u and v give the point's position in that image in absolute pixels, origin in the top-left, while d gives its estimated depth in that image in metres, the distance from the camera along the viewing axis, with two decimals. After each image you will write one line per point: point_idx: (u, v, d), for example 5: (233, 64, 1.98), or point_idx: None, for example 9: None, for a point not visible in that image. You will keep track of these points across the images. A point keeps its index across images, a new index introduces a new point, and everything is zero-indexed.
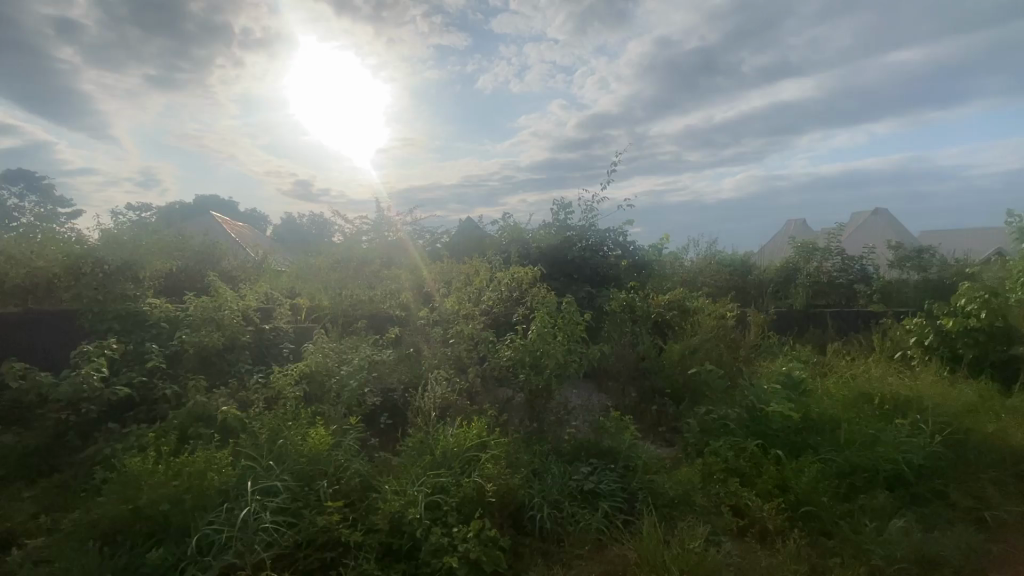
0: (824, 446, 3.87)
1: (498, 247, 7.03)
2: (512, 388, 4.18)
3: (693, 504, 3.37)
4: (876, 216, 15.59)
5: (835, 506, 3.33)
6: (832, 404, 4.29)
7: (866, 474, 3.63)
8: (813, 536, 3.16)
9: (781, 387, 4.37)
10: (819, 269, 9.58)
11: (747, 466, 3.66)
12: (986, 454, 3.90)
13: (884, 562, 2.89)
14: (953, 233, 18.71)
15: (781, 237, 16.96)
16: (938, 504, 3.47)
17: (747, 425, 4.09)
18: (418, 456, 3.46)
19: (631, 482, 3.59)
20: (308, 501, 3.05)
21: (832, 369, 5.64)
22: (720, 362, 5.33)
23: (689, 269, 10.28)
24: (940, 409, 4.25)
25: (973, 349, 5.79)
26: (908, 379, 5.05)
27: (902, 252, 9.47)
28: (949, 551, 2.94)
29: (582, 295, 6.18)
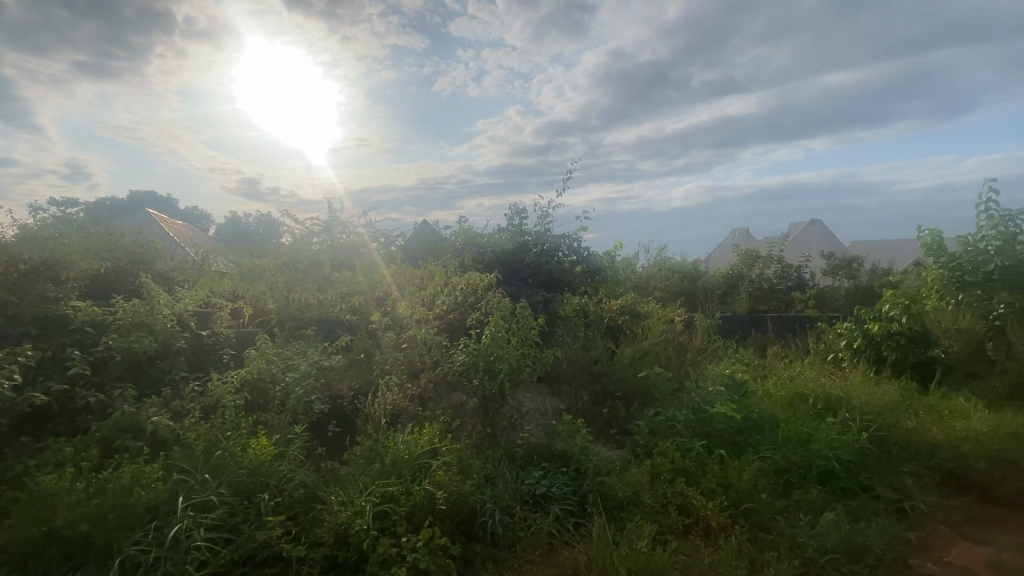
0: (763, 444, 4.07)
1: (454, 251, 6.99)
2: (466, 393, 4.16)
3: (641, 505, 3.45)
4: (812, 227, 16.63)
5: (773, 501, 3.49)
6: (771, 404, 4.52)
7: (800, 470, 3.84)
8: (752, 532, 3.30)
9: (725, 389, 4.57)
10: (761, 275, 10.17)
11: (692, 465, 3.78)
12: (907, 449, 4.21)
13: (817, 553, 3.04)
14: (878, 243, 20.28)
15: (727, 244, 17.82)
16: (865, 497, 3.70)
17: (693, 426, 4.24)
18: (367, 464, 3.36)
19: (582, 484, 3.63)
20: (247, 516, 2.89)
21: (771, 371, 5.94)
22: (669, 365, 5.51)
23: (641, 275, 10.61)
24: (866, 407, 4.56)
25: (896, 351, 6.26)
26: (839, 380, 5.39)
27: (834, 262, 10.22)
28: (874, 540, 3.13)
29: (538, 300, 6.19)
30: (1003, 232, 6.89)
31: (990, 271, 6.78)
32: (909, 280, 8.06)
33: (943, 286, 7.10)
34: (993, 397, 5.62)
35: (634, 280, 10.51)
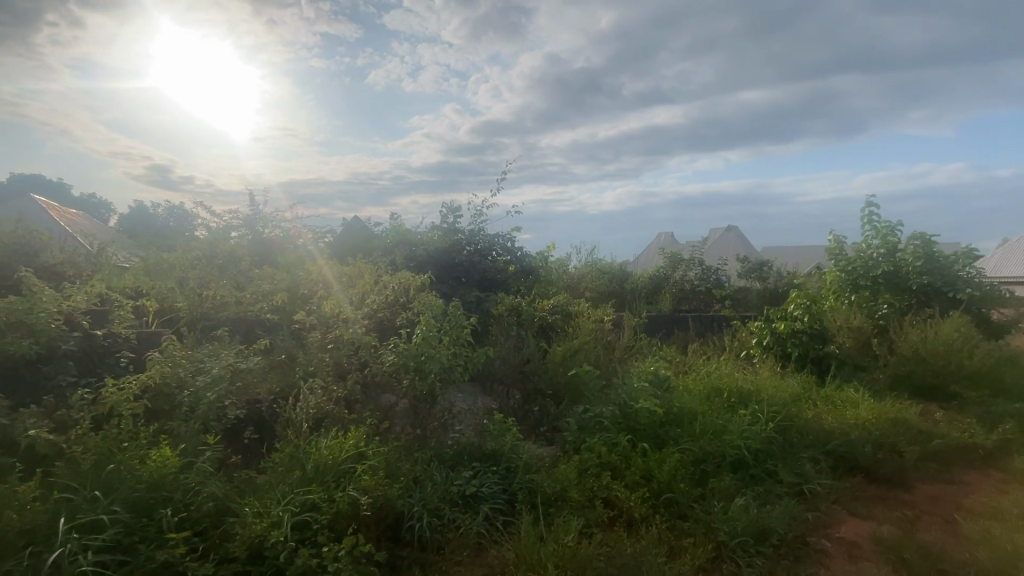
0: (682, 437, 4.29)
1: (385, 249, 6.78)
2: (396, 394, 4.05)
3: (568, 500, 3.53)
4: (729, 233, 17.89)
5: (690, 490, 3.69)
6: (690, 399, 4.79)
7: (715, 460, 4.09)
8: (671, 520, 3.47)
9: (649, 385, 4.78)
10: (683, 277, 10.78)
11: (618, 459, 3.92)
12: (807, 437, 4.61)
13: (728, 537, 3.25)
14: (784, 249, 22.24)
15: (653, 247, 18.74)
16: (771, 482, 4.02)
17: (619, 421, 4.40)
18: (286, 471, 3.17)
19: (512, 482, 3.65)
20: (145, 535, 2.63)
21: (691, 367, 6.30)
22: (597, 363, 5.68)
23: (573, 276, 10.88)
24: (772, 400, 4.95)
25: (799, 347, 6.85)
26: (750, 375, 5.82)
27: (748, 265, 11.03)
28: (778, 522, 3.38)
29: (471, 300, 6.16)
30: (885, 241, 7.87)
31: (876, 274, 7.67)
32: (810, 283, 8.86)
33: (838, 287, 7.87)
34: (878, 387, 6.30)
35: (567, 280, 10.75)
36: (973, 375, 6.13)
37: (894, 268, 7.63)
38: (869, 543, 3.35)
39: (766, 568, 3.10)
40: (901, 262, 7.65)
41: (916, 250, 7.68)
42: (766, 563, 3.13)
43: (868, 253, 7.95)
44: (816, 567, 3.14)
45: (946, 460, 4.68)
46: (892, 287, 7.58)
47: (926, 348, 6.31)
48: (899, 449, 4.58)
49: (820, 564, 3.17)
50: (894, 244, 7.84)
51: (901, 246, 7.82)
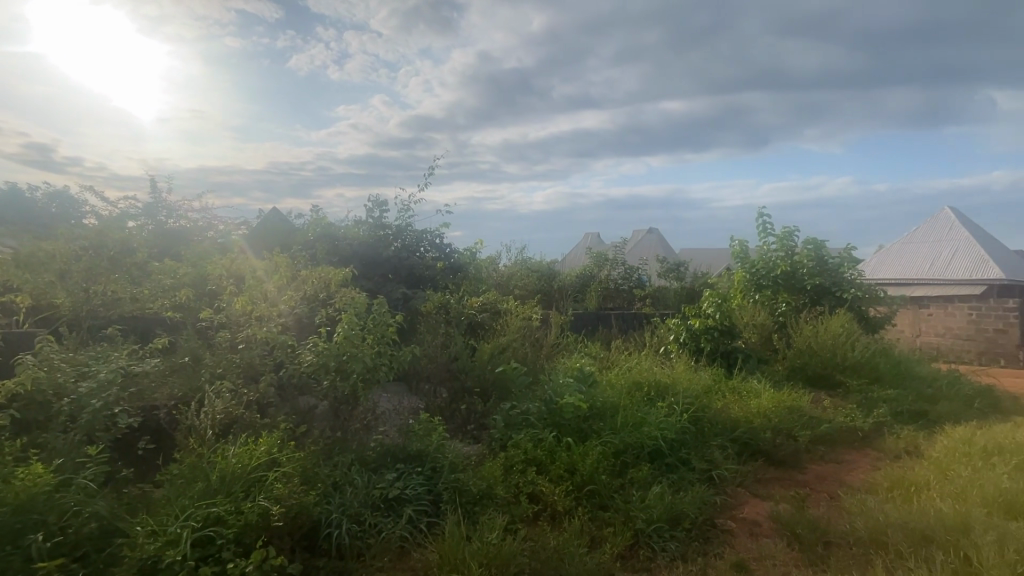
0: (604, 429, 4.45)
1: (305, 242, 6.40)
2: (315, 396, 3.83)
3: (494, 497, 3.53)
4: (650, 236, 18.96)
5: (611, 481, 3.82)
6: (612, 394, 4.98)
7: (634, 451, 4.27)
8: (593, 511, 3.58)
9: (574, 381, 4.90)
10: (608, 277, 11.26)
11: (543, 454, 3.97)
12: (716, 426, 4.95)
13: (645, 524, 3.40)
14: (699, 251, 23.88)
15: (581, 248, 19.40)
16: (684, 470, 4.26)
17: (544, 417, 4.47)
18: (187, 484, 2.91)
19: (437, 482, 3.58)
20: (9, 566, 2.30)
21: (614, 362, 6.55)
22: (524, 360, 5.76)
23: (503, 274, 10.99)
24: (686, 392, 5.27)
25: (710, 342, 7.30)
26: (667, 369, 6.15)
27: (666, 265, 11.70)
28: (690, 507, 3.59)
29: (397, 297, 5.99)
30: (783, 245, 8.67)
31: (776, 275, 8.40)
32: (721, 283, 9.54)
33: (744, 287, 8.54)
34: (778, 378, 6.90)
35: (496, 279, 10.81)
36: (856, 365, 6.87)
37: (791, 270, 8.39)
38: (767, 521, 3.64)
39: (678, 551, 3.28)
40: (797, 264, 8.43)
41: (810, 254, 8.50)
42: (679, 546, 3.31)
43: (770, 256, 8.70)
44: (723, 546, 3.36)
45: (832, 442, 5.22)
46: (789, 287, 8.34)
47: (817, 342, 7.02)
48: (794, 433, 5.05)
49: (726, 543, 3.40)
50: (790, 247, 8.66)
51: (797, 250, 8.64)
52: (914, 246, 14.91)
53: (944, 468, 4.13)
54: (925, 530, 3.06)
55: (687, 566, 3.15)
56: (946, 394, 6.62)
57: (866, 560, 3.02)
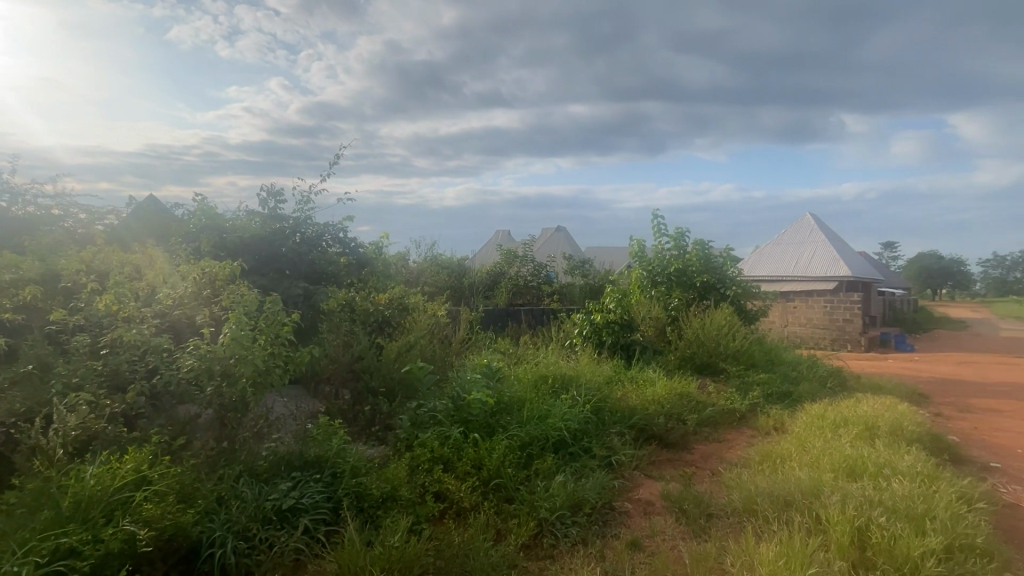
0: (511, 423, 4.53)
1: (186, 233, 5.79)
2: (197, 405, 3.44)
3: (398, 499, 3.44)
4: (557, 234, 19.69)
5: (517, 473, 3.90)
6: (519, 388, 5.09)
7: (539, 443, 4.40)
8: (499, 504, 3.63)
9: (482, 377, 4.94)
10: (517, 273, 11.51)
11: (449, 451, 3.94)
12: (616, 414, 5.25)
13: (548, 513, 3.51)
14: (604, 250, 25.22)
15: (492, 245, 19.63)
16: (586, 457, 4.46)
17: (451, 414, 4.44)
18: (31, 513, 2.49)
19: (337, 488, 3.41)
20: None
21: (522, 357, 6.69)
22: (433, 358, 5.72)
23: (413, 271, 10.80)
24: (588, 384, 5.53)
25: (612, 335, 7.75)
26: (572, 363, 6.40)
27: (572, 263, 12.22)
28: (590, 493, 3.77)
29: (296, 294, 5.60)
30: (676, 244, 9.43)
31: (669, 272, 9.16)
32: (621, 280, 10.15)
33: (642, 283, 9.16)
34: (670, 367, 7.48)
35: (406, 276, 10.58)
36: (736, 353, 7.64)
37: (683, 268, 9.15)
38: (659, 500, 3.93)
39: (579, 535, 3.42)
40: (687, 263, 9.21)
41: (699, 253, 9.32)
42: (579, 531, 3.45)
43: (664, 255, 9.44)
44: (619, 527, 3.57)
45: (715, 423, 5.76)
46: (681, 283, 9.08)
47: (704, 333, 7.71)
48: (682, 417, 5.52)
49: (622, 524, 3.61)
50: (683, 246, 9.43)
51: (689, 249, 9.42)
52: (783, 247, 16.92)
53: (802, 441, 4.72)
54: (787, 497, 3.46)
55: (587, 548, 3.30)
56: (805, 375, 7.61)
57: (740, 527, 3.36)
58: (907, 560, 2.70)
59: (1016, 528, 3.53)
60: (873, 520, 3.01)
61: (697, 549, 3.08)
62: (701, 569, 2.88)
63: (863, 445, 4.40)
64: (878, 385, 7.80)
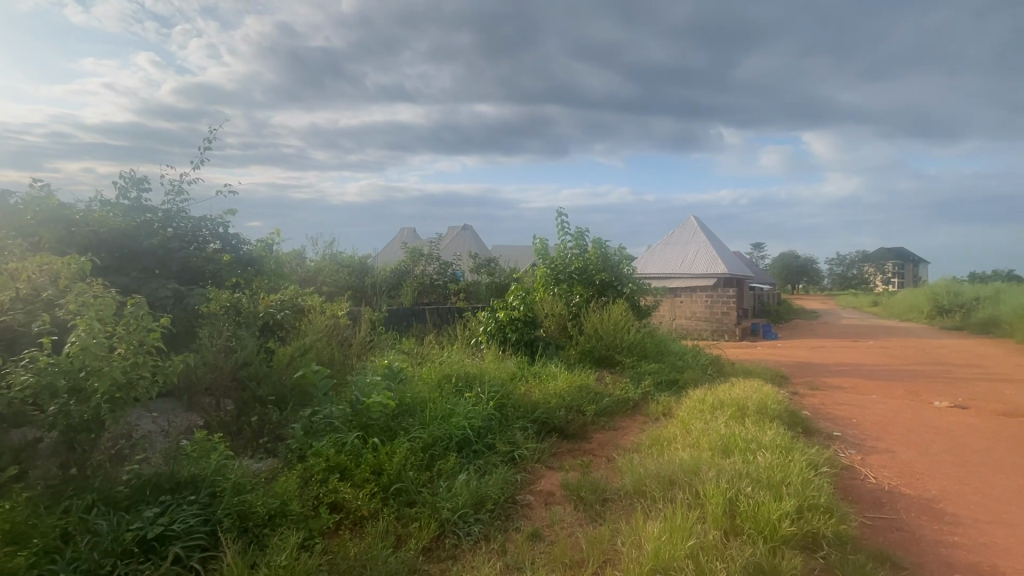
0: (413, 425, 4.43)
1: (18, 227, 4.63)
2: (36, 428, 2.92)
3: (288, 514, 3.20)
4: (465, 232, 19.65)
5: (418, 476, 3.82)
6: (422, 389, 4.99)
7: (442, 443, 4.35)
8: (399, 509, 3.53)
9: (382, 379, 4.76)
10: (423, 272, 11.33)
11: (347, 458, 3.74)
12: (519, 409, 5.35)
13: (450, 513, 3.48)
14: (509, 249, 25.67)
15: (397, 243, 19.14)
16: (489, 454, 4.50)
17: (350, 419, 4.22)
18: None
19: (216, 509, 3.09)
20: None
21: (426, 357, 6.59)
22: (330, 362, 5.43)
23: (310, 270, 10.17)
24: (492, 381, 5.58)
25: (517, 332, 7.86)
26: (477, 361, 6.42)
27: (477, 261, 12.26)
28: (493, 489, 3.80)
29: (164, 296, 4.93)
30: (577, 243, 9.86)
31: (571, 270, 9.55)
32: (526, 278, 10.40)
33: (545, 281, 9.46)
34: (571, 361, 7.81)
35: (301, 275, 9.93)
36: (631, 346, 8.15)
37: (583, 266, 9.59)
38: (559, 490, 4.07)
39: (482, 532, 3.43)
40: (587, 262, 9.66)
41: (598, 252, 9.81)
42: (482, 528, 3.46)
43: (566, 253, 9.82)
44: (521, 519, 3.64)
45: (612, 412, 6.10)
46: (582, 281, 9.52)
47: (602, 328, 8.14)
48: (581, 408, 5.79)
49: (524, 516, 3.69)
50: (583, 245, 9.87)
51: (588, 248, 9.88)
52: (672, 247, 18.42)
53: (685, 424, 5.16)
54: (671, 475, 3.75)
55: (489, 544, 3.32)
56: (690, 363, 8.34)
57: (632, 508, 3.59)
58: (767, 524, 3.05)
59: (851, 486, 4.15)
60: (741, 491, 3.36)
61: (592, 534, 3.23)
62: (596, 552, 3.03)
63: (735, 424, 4.92)
64: (749, 370, 8.77)
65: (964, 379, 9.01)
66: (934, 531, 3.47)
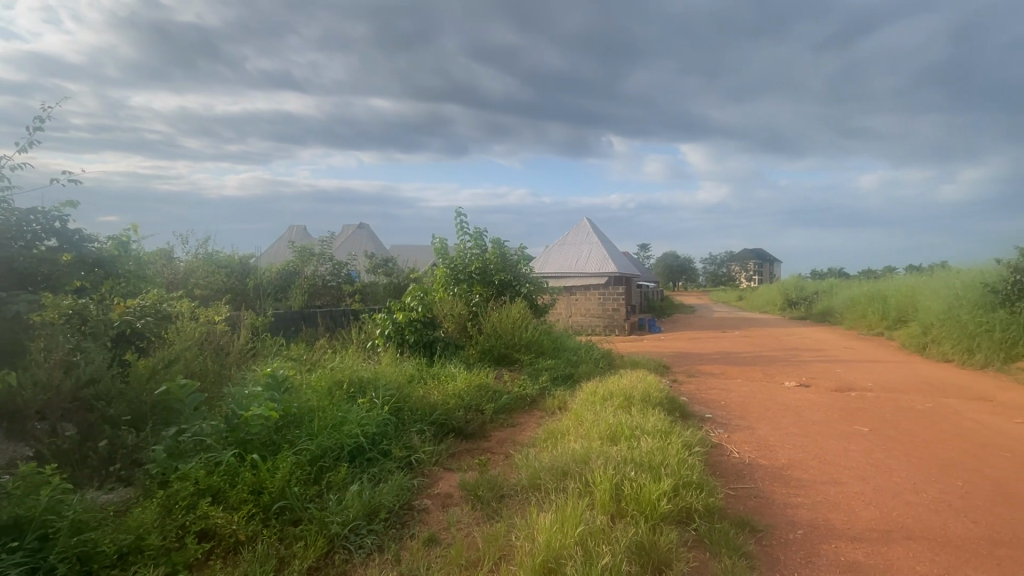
0: (299, 437, 4.13)
1: None
2: None
3: (144, 550, 2.82)
4: (361, 231, 18.85)
5: (305, 491, 3.56)
6: (310, 397, 4.67)
7: (332, 453, 4.11)
8: (282, 529, 3.27)
9: (264, 389, 4.36)
10: (314, 273, 10.63)
11: (220, 479, 3.37)
12: (416, 412, 5.23)
13: (340, 527, 3.31)
14: (408, 249, 25.10)
15: (283, 242, 17.80)
16: (384, 461, 4.34)
17: (225, 436, 3.82)
18: None
19: (48, 554, 2.63)
20: None
21: (315, 362, 6.19)
22: (201, 375, 4.88)
23: (179, 271, 9.09)
24: (387, 385, 5.39)
25: (414, 334, 7.66)
26: (372, 364, 6.17)
27: (374, 262, 11.83)
28: (386, 498, 3.68)
29: None
30: (477, 243, 9.92)
31: (470, 271, 9.57)
32: (425, 279, 10.23)
33: (445, 281, 9.40)
34: (471, 360, 7.81)
35: (168, 277, 8.80)
36: (529, 343, 8.36)
37: (483, 266, 9.66)
38: (457, 491, 4.04)
39: (375, 543, 3.29)
40: (487, 262, 9.75)
41: (496, 252, 9.93)
42: (375, 539, 3.33)
43: (466, 253, 9.83)
44: (417, 525, 3.56)
45: (510, 409, 6.20)
46: (481, 281, 9.56)
47: (501, 327, 8.26)
48: (480, 408, 5.81)
49: (420, 521, 3.61)
50: (483, 246, 9.94)
51: (488, 248, 9.98)
52: (567, 247, 19.27)
53: (578, 416, 5.40)
54: (564, 466, 3.90)
55: (382, 555, 3.19)
56: (583, 358, 8.77)
57: (527, 502, 3.68)
58: (648, 504, 3.29)
59: (720, 462, 4.64)
60: (626, 475, 3.59)
61: (488, 532, 3.25)
62: (492, 550, 3.04)
63: (622, 413, 5.25)
64: (635, 361, 9.44)
65: (806, 362, 10.53)
66: (783, 495, 4.00)
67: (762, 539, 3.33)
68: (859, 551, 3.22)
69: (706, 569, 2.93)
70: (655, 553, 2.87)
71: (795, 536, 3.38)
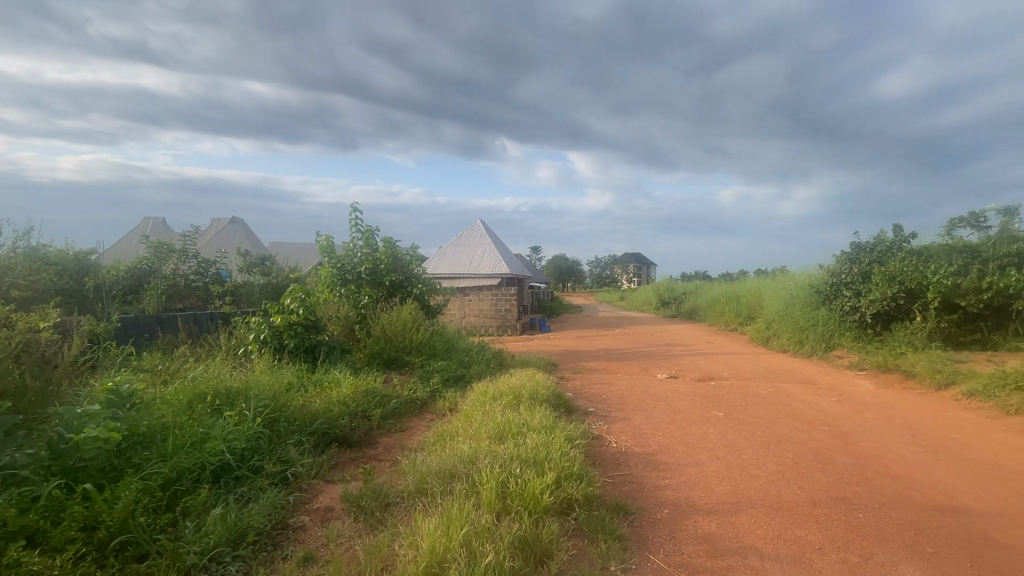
0: (149, 460, 3.61)
1: None
2: None
3: None
4: (235, 225, 17.12)
5: (153, 521, 3.13)
6: (163, 413, 4.11)
7: (190, 475, 3.66)
8: (122, 568, 2.83)
9: (103, 407, 3.74)
10: (175, 272, 9.38)
11: (39, 518, 2.82)
12: (293, 423, 4.86)
13: (198, 557, 2.96)
14: (290, 247, 23.29)
15: (135, 237, 15.52)
16: (254, 478, 3.97)
17: (48, 465, 3.21)
18: None
19: None
20: None
21: (172, 373, 5.47)
22: (16, 396, 4.02)
23: None
24: (260, 395, 4.93)
25: (295, 338, 7.11)
26: (242, 373, 5.61)
27: (249, 260, 10.76)
28: (255, 520, 3.36)
29: None
30: (367, 242, 9.52)
31: (359, 271, 9.16)
32: (308, 279, 9.55)
33: (330, 281, 8.87)
34: (358, 364, 7.46)
35: None
36: (420, 345, 8.18)
37: (373, 266, 9.29)
38: (338, 504, 3.82)
39: (241, 570, 2.99)
40: (378, 261, 9.39)
41: (387, 251, 9.59)
42: (241, 565, 3.02)
43: (354, 253, 9.38)
44: (292, 545, 3.30)
45: (399, 414, 6.02)
46: (371, 282, 9.18)
47: (391, 329, 8.00)
48: (366, 414, 5.57)
49: (295, 540, 3.35)
50: (373, 245, 9.56)
51: (379, 247, 9.62)
52: (462, 249, 19.26)
53: (468, 417, 5.41)
54: (451, 468, 3.88)
55: None
56: (476, 358, 8.81)
57: (412, 508, 3.59)
58: (531, 498, 3.39)
59: (600, 453, 4.94)
60: (511, 473, 3.67)
61: (371, 543, 3.12)
62: (373, 562, 2.91)
63: (511, 412, 5.36)
64: (526, 360, 9.70)
65: (676, 355, 11.65)
66: (653, 478, 4.37)
67: (634, 521, 3.61)
68: (713, 522, 3.63)
69: (584, 554, 3.09)
70: (537, 545, 2.97)
71: (662, 515, 3.71)
